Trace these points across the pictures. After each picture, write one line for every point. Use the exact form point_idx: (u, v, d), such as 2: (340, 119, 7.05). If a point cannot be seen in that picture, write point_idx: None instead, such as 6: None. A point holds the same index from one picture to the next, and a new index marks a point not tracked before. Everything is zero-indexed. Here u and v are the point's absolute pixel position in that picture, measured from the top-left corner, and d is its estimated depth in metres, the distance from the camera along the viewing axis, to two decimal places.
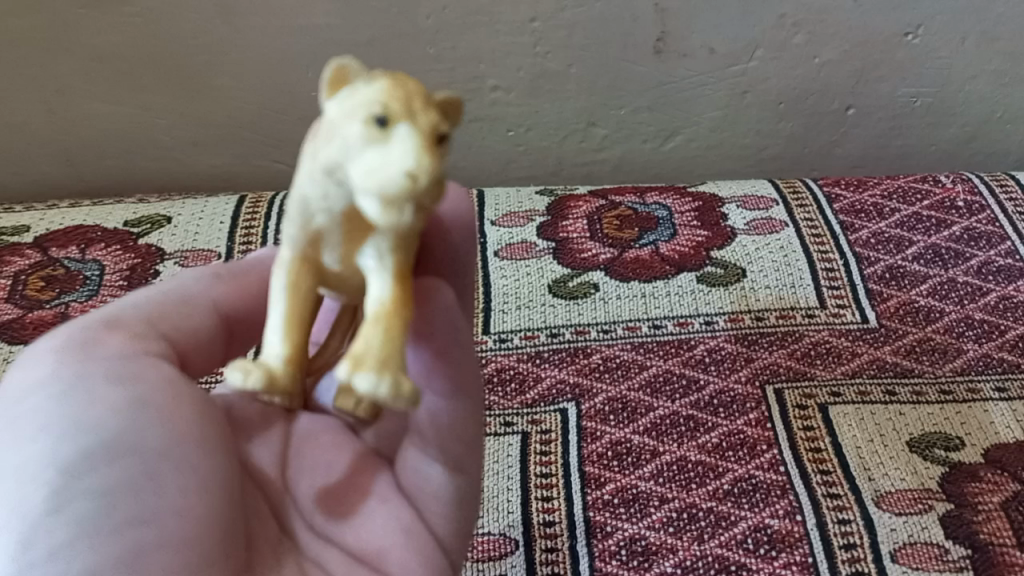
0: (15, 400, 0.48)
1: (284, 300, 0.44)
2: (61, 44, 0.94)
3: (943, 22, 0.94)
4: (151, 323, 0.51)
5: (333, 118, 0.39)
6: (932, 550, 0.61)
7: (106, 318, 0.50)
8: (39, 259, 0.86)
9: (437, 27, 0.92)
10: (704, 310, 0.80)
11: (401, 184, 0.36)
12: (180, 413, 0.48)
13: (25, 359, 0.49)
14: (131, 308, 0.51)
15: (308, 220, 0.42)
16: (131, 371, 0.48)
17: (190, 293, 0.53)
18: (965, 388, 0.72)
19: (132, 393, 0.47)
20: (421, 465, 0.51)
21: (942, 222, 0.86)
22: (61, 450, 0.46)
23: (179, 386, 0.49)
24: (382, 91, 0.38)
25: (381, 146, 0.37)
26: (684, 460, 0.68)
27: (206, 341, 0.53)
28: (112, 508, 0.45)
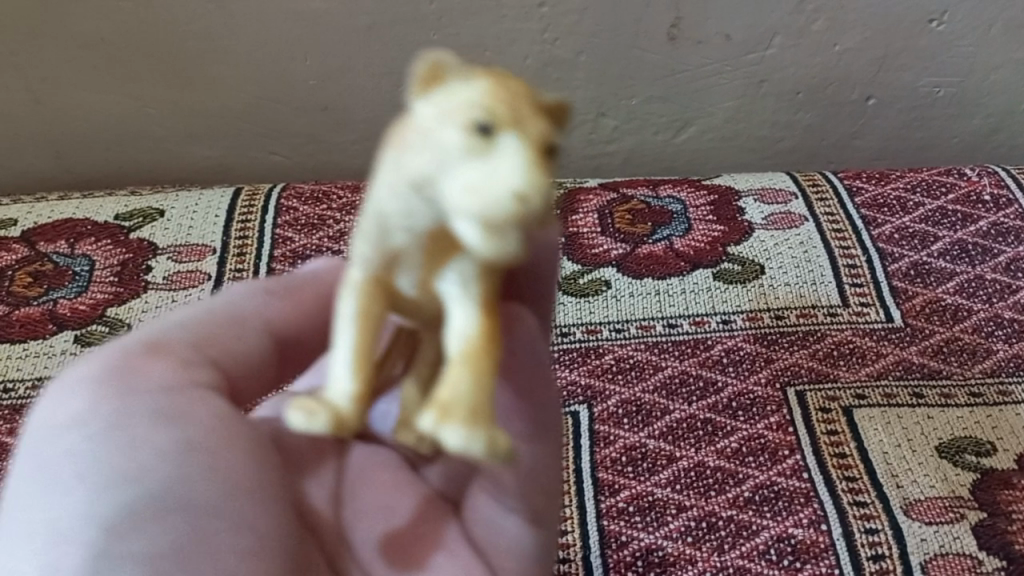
0: (52, 441, 0.46)
1: (351, 331, 0.38)
2: (50, 29, 0.90)
3: (967, 8, 0.91)
4: (198, 350, 0.49)
5: (425, 121, 0.34)
6: (965, 561, 0.58)
7: (149, 347, 0.48)
8: (26, 254, 0.83)
9: (442, 12, 0.89)
10: (722, 309, 0.76)
11: (511, 204, 0.31)
12: (228, 459, 0.46)
13: (57, 394, 0.47)
14: (176, 330, 0.49)
15: (385, 236, 0.37)
16: (177, 414, 0.46)
17: (240, 315, 0.50)
18: (996, 391, 0.69)
19: (178, 437, 0.46)
20: (494, 514, 0.49)
21: (968, 217, 0.83)
22: (104, 501, 0.44)
23: (228, 426, 0.47)
24: (484, 91, 0.33)
25: (484, 158, 0.32)
26: (703, 466, 0.65)
27: (257, 365, 0.51)
28: (158, 568, 0.43)
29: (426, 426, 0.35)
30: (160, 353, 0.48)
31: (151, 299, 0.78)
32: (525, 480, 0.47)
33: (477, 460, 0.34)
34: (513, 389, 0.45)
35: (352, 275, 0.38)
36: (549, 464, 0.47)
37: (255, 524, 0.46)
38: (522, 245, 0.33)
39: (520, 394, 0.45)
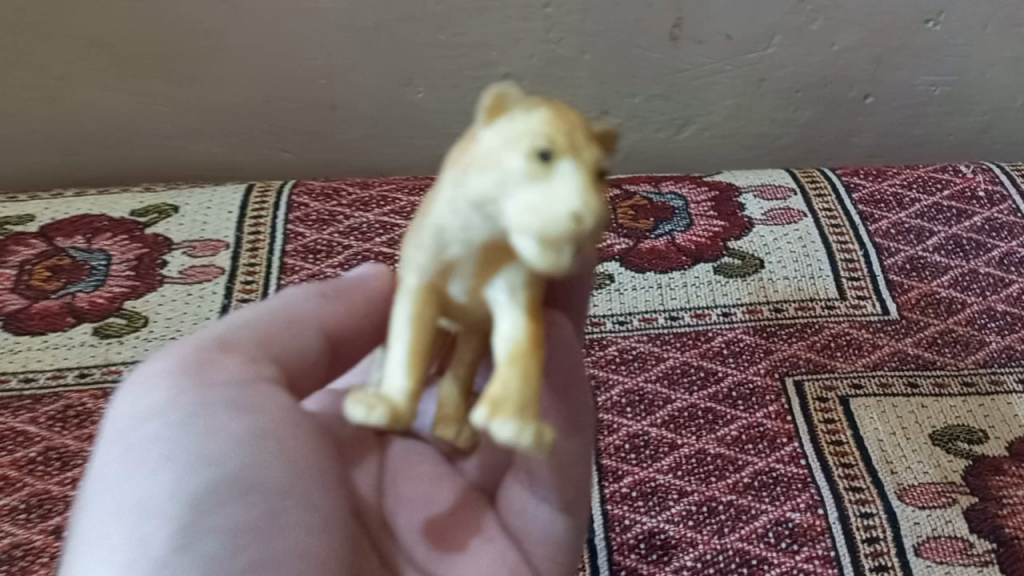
0: (130, 430, 0.46)
1: (408, 332, 0.43)
2: (65, 29, 0.92)
3: (962, 8, 0.93)
4: (264, 347, 0.49)
5: (489, 147, 0.38)
6: (957, 544, 0.60)
7: (218, 341, 0.49)
8: (44, 249, 0.85)
9: (449, 12, 0.91)
10: (722, 302, 0.79)
11: (565, 225, 0.35)
12: (298, 447, 0.47)
13: (134, 380, 0.48)
14: (242, 328, 0.50)
15: (443, 248, 0.41)
16: (251, 402, 0.47)
17: (300, 313, 0.51)
18: (988, 380, 0.71)
19: (252, 424, 0.46)
20: (527, 506, 0.51)
21: (963, 213, 0.85)
22: (184, 485, 0.44)
23: (295, 417, 0.48)
24: (545, 123, 0.37)
25: (542, 182, 0.36)
26: (703, 453, 0.67)
27: (315, 363, 0.51)
28: (236, 548, 0.44)
29: (477, 418, 0.39)
30: (230, 348, 0.48)
31: (167, 293, 0.81)
32: (562, 474, 0.50)
33: (522, 450, 0.39)
34: (549, 388, 0.48)
35: (410, 280, 0.43)
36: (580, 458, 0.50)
37: (323, 506, 0.47)
38: (571, 261, 0.36)
39: (555, 391, 0.48)
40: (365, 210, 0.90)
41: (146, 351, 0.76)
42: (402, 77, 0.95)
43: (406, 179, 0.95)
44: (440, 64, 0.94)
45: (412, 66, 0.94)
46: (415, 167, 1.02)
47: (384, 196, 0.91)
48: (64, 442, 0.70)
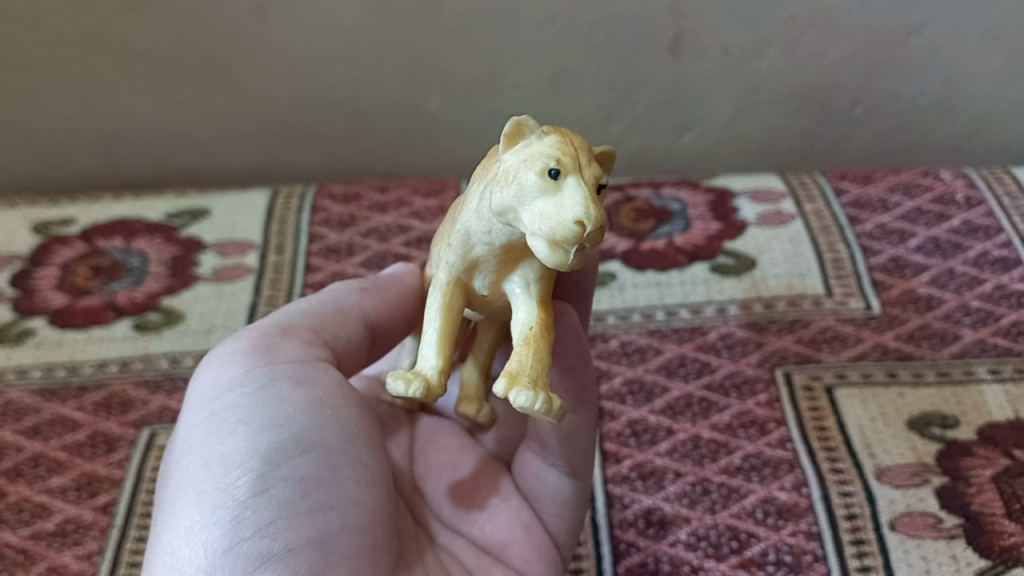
0: (210, 401, 0.52)
1: (437, 319, 0.49)
2: (103, 43, 0.98)
3: (945, 23, 0.98)
4: (319, 335, 0.57)
5: (509, 166, 0.45)
6: (928, 519, 0.66)
7: (279, 330, 0.56)
8: (85, 249, 0.91)
9: (461, 27, 0.97)
10: (717, 298, 0.84)
11: (570, 230, 0.41)
12: (350, 414, 0.54)
13: (210, 364, 0.55)
14: (299, 319, 0.58)
15: (471, 249, 0.48)
16: (311, 377, 0.54)
17: (345, 306, 0.59)
18: (962, 370, 0.76)
19: (313, 394, 0.53)
20: (539, 471, 0.59)
21: (942, 216, 0.91)
22: (260, 440, 0.50)
23: (346, 390, 0.55)
24: (555, 146, 0.43)
25: (551, 196, 0.42)
26: (698, 438, 0.73)
27: (357, 347, 0.59)
28: (305, 493, 0.50)
29: (498, 389, 0.44)
30: (290, 334, 0.56)
31: (201, 291, 0.87)
32: (566, 441, 0.57)
33: (535, 416, 0.44)
34: (558, 368, 0.55)
35: (443, 277, 0.50)
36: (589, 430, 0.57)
37: (369, 465, 0.54)
38: (577, 261, 0.42)
39: (566, 371, 0.55)
40: (384, 213, 0.96)
41: (183, 344, 0.82)
42: (417, 87, 1.01)
43: (421, 184, 1.01)
44: (452, 76, 1.00)
45: (427, 77, 1.01)
46: (429, 172, 1.08)
47: (401, 200, 0.98)
48: (111, 425, 0.75)
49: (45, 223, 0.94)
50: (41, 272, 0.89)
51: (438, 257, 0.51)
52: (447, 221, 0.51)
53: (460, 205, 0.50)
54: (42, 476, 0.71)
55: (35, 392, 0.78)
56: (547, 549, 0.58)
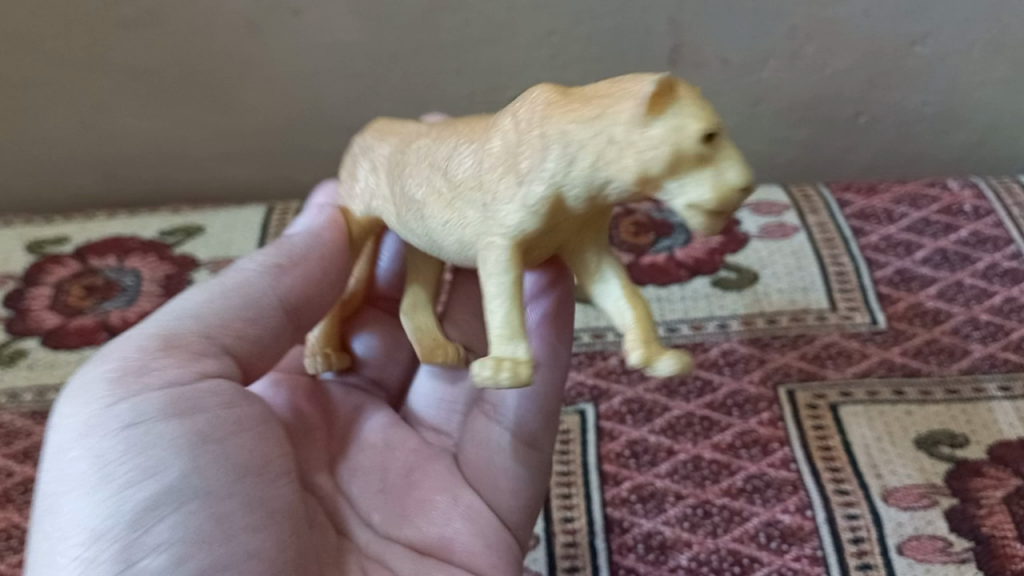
0: (70, 449, 0.47)
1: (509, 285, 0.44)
2: (97, 61, 0.97)
3: (951, 32, 0.96)
4: (214, 338, 0.53)
5: (663, 128, 0.40)
6: (937, 543, 0.64)
7: (160, 342, 0.51)
8: (79, 268, 0.90)
9: (458, 41, 0.96)
10: (719, 313, 0.83)
11: (737, 199, 0.41)
12: (236, 446, 0.50)
13: (72, 399, 0.49)
14: (191, 322, 0.53)
15: (563, 204, 0.43)
16: (189, 408, 0.49)
17: (251, 293, 0.55)
18: (971, 387, 0.74)
19: (192, 427, 0.49)
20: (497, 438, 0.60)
21: (950, 226, 0.89)
22: (125, 500, 0.45)
23: (236, 411, 0.51)
24: (687, 108, 0.40)
25: (698, 170, 0.40)
26: (699, 459, 0.71)
27: (270, 335, 0.56)
28: (184, 556, 0.45)
29: (635, 359, 0.46)
30: (171, 346, 0.51)
31: None
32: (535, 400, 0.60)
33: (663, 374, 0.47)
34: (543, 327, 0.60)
35: (503, 235, 0.44)
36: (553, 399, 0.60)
37: (265, 501, 0.50)
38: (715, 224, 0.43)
39: (549, 318, 0.60)
40: None
41: None
42: (414, 102, 1.00)
43: None
44: (450, 90, 0.99)
45: (425, 92, 0.99)
46: None
47: None
48: None
49: (40, 242, 0.94)
50: (35, 292, 0.88)
51: (487, 214, 0.45)
52: (488, 171, 0.45)
53: (507, 158, 0.44)
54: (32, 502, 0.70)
55: (27, 416, 0.77)
56: (497, 532, 0.58)
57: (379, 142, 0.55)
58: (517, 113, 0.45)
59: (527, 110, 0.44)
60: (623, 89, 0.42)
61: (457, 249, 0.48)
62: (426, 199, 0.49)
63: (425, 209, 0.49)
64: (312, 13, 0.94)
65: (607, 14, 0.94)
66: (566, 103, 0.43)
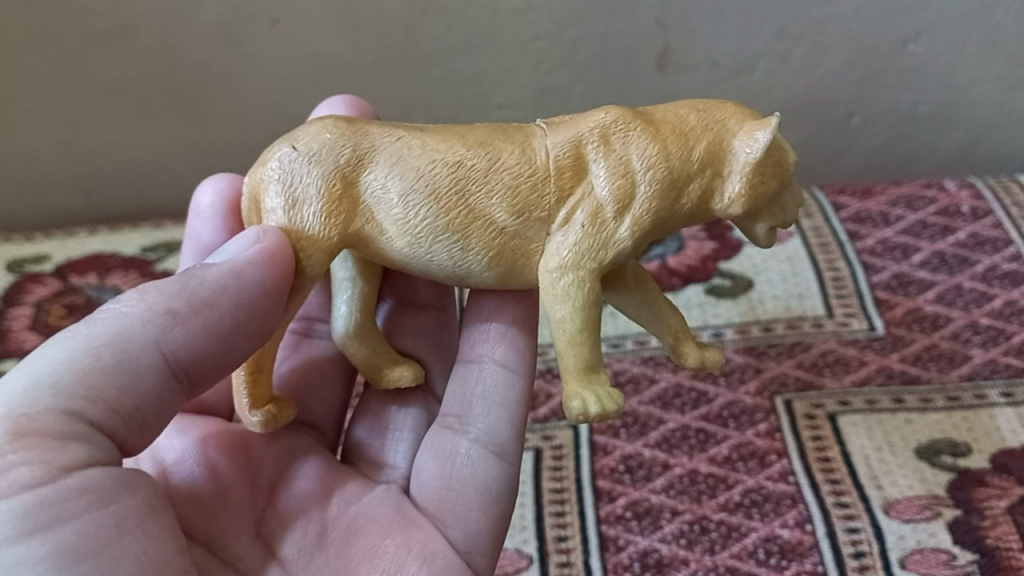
0: None
1: (584, 312, 0.44)
2: (72, 75, 0.95)
3: (942, 30, 0.94)
4: (83, 414, 0.41)
5: (773, 163, 0.45)
6: (940, 556, 0.62)
7: (8, 429, 0.40)
8: (59, 286, 0.88)
9: (441, 48, 0.94)
10: (713, 322, 0.81)
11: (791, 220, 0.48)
12: (121, 553, 0.41)
13: None
14: (51, 394, 0.41)
15: (649, 234, 0.44)
16: (49, 518, 0.39)
17: (133, 351, 0.43)
18: (972, 394, 0.72)
19: (60, 542, 0.39)
20: (462, 462, 0.56)
21: (947, 228, 0.87)
22: None
23: (113, 511, 0.41)
24: (783, 145, 0.45)
25: (779, 200, 0.46)
26: (695, 473, 0.69)
27: (160, 396, 0.44)
28: None
29: (692, 363, 0.50)
30: (23, 434, 0.40)
31: None
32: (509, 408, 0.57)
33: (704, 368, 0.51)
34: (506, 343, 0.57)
35: (587, 268, 0.43)
36: (513, 417, 0.57)
37: None
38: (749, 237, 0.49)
39: (510, 332, 0.57)
40: None
41: None
42: (400, 110, 0.99)
43: None
44: (434, 98, 0.97)
45: (409, 100, 0.98)
46: None
47: None
48: None
49: (19, 261, 0.91)
50: (15, 311, 0.85)
51: (556, 245, 0.44)
52: (559, 199, 0.44)
53: (590, 187, 0.44)
54: None
55: None
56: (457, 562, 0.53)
57: (331, 137, 0.45)
58: (596, 140, 0.44)
59: (610, 139, 0.44)
60: (723, 125, 0.45)
61: (489, 274, 0.45)
62: (451, 220, 0.44)
63: (450, 235, 0.44)
64: (293, 23, 0.92)
65: (592, 19, 0.92)
66: (663, 135, 0.44)
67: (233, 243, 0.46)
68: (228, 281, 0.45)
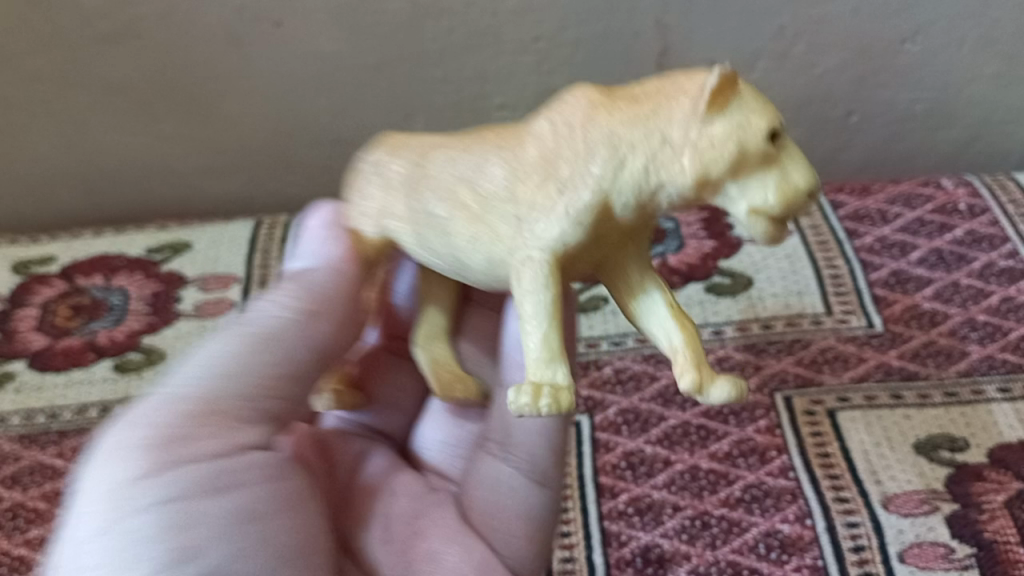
0: (108, 523, 0.44)
1: (544, 298, 0.41)
2: (79, 77, 0.96)
3: (938, 29, 0.95)
4: (250, 405, 0.50)
5: (732, 127, 0.40)
6: (939, 550, 0.63)
7: (207, 401, 0.49)
8: (64, 288, 0.88)
9: (443, 49, 0.95)
10: (713, 320, 0.82)
11: (799, 200, 0.41)
12: (273, 525, 0.48)
13: (105, 466, 0.46)
14: (226, 384, 0.49)
15: (610, 209, 0.41)
16: (221, 499, 0.47)
17: (289, 341, 0.51)
18: (970, 389, 0.73)
19: (236, 506, 0.47)
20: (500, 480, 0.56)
21: (945, 225, 0.88)
22: None
23: (269, 489, 0.49)
24: (766, 116, 0.40)
25: (766, 175, 0.40)
26: (697, 469, 0.70)
27: (304, 383, 0.52)
28: None
29: (687, 386, 0.42)
30: (200, 422, 0.48)
31: (183, 328, 0.83)
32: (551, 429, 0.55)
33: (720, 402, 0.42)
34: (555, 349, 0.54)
35: (540, 248, 0.41)
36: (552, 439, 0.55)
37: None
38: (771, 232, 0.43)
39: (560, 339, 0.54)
40: None
41: None
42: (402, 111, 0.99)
43: None
44: (436, 99, 0.98)
45: (411, 100, 0.98)
46: None
47: None
48: None
49: (25, 262, 0.92)
50: (21, 313, 0.86)
51: (514, 228, 0.42)
52: (519, 180, 0.42)
53: (554, 171, 0.41)
54: (20, 528, 0.67)
55: (13, 440, 0.74)
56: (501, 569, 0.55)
57: (382, 156, 0.48)
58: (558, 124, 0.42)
59: (571, 121, 0.42)
60: (674, 96, 0.41)
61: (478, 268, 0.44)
62: (445, 216, 0.44)
63: (440, 229, 0.44)
64: (296, 24, 0.93)
65: (593, 19, 0.93)
66: (617, 110, 0.42)
67: (322, 248, 0.52)
68: (339, 286, 0.52)
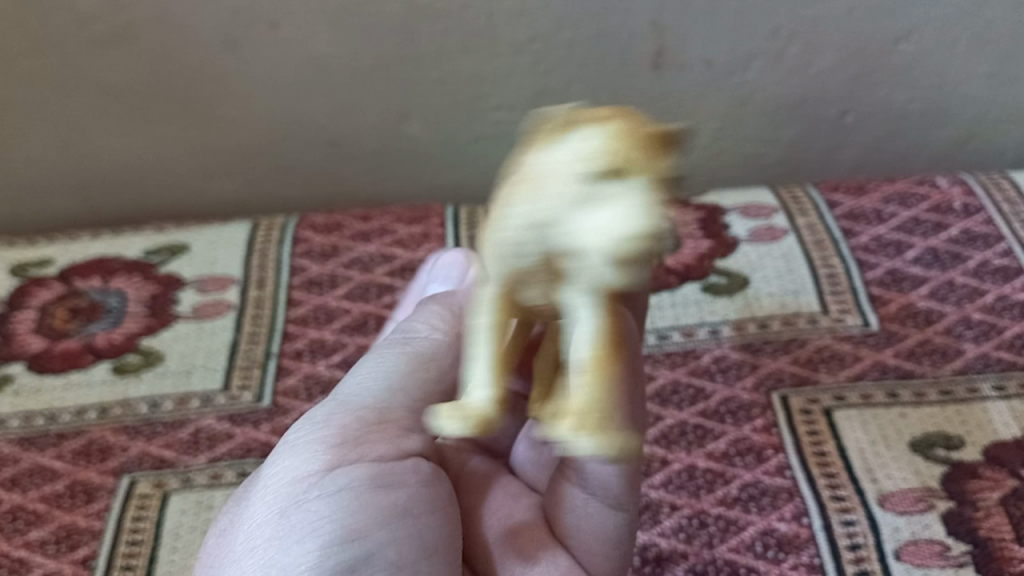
0: (288, 499, 0.50)
1: (483, 342, 0.43)
2: (71, 80, 0.96)
3: (932, 29, 0.96)
4: (411, 415, 0.55)
5: (550, 163, 0.38)
6: (935, 547, 0.63)
7: (382, 407, 0.54)
8: (62, 290, 0.88)
9: (437, 51, 0.95)
10: (710, 319, 0.82)
11: (628, 244, 0.34)
12: (429, 523, 0.52)
13: (292, 450, 0.52)
14: (395, 396, 0.55)
15: None
16: (386, 492, 0.50)
17: (445, 360, 0.57)
18: (965, 387, 0.74)
19: (397, 500, 0.51)
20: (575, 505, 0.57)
21: (940, 224, 0.89)
22: (328, 561, 0.47)
23: (430, 490, 0.53)
24: (608, 139, 0.37)
25: (604, 200, 0.35)
26: (694, 468, 0.70)
27: None
28: None
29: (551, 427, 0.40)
30: (371, 425, 0.53)
31: (181, 330, 0.84)
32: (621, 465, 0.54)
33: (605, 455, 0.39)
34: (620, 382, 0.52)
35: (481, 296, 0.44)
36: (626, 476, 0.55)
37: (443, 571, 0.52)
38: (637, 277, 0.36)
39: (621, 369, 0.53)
40: (366, 242, 0.94)
41: (164, 386, 0.78)
42: (399, 112, 1.00)
43: (405, 211, 0.99)
44: (433, 100, 0.99)
45: (408, 102, 0.99)
46: (413, 198, 1.07)
47: (384, 228, 0.96)
48: (90, 475, 0.71)
49: (23, 265, 0.92)
50: (19, 315, 0.86)
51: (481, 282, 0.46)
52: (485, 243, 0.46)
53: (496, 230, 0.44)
54: (20, 530, 0.67)
55: (13, 442, 0.74)
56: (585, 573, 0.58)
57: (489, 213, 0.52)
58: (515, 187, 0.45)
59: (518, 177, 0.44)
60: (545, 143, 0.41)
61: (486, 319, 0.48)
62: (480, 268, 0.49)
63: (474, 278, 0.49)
64: (291, 26, 0.93)
65: (588, 21, 0.93)
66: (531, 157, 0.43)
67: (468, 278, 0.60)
68: None
